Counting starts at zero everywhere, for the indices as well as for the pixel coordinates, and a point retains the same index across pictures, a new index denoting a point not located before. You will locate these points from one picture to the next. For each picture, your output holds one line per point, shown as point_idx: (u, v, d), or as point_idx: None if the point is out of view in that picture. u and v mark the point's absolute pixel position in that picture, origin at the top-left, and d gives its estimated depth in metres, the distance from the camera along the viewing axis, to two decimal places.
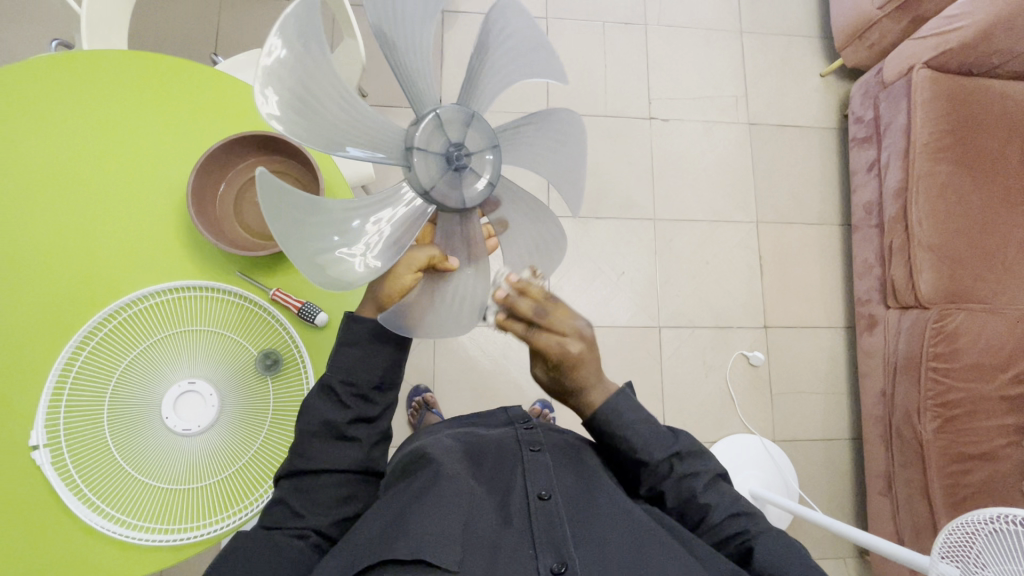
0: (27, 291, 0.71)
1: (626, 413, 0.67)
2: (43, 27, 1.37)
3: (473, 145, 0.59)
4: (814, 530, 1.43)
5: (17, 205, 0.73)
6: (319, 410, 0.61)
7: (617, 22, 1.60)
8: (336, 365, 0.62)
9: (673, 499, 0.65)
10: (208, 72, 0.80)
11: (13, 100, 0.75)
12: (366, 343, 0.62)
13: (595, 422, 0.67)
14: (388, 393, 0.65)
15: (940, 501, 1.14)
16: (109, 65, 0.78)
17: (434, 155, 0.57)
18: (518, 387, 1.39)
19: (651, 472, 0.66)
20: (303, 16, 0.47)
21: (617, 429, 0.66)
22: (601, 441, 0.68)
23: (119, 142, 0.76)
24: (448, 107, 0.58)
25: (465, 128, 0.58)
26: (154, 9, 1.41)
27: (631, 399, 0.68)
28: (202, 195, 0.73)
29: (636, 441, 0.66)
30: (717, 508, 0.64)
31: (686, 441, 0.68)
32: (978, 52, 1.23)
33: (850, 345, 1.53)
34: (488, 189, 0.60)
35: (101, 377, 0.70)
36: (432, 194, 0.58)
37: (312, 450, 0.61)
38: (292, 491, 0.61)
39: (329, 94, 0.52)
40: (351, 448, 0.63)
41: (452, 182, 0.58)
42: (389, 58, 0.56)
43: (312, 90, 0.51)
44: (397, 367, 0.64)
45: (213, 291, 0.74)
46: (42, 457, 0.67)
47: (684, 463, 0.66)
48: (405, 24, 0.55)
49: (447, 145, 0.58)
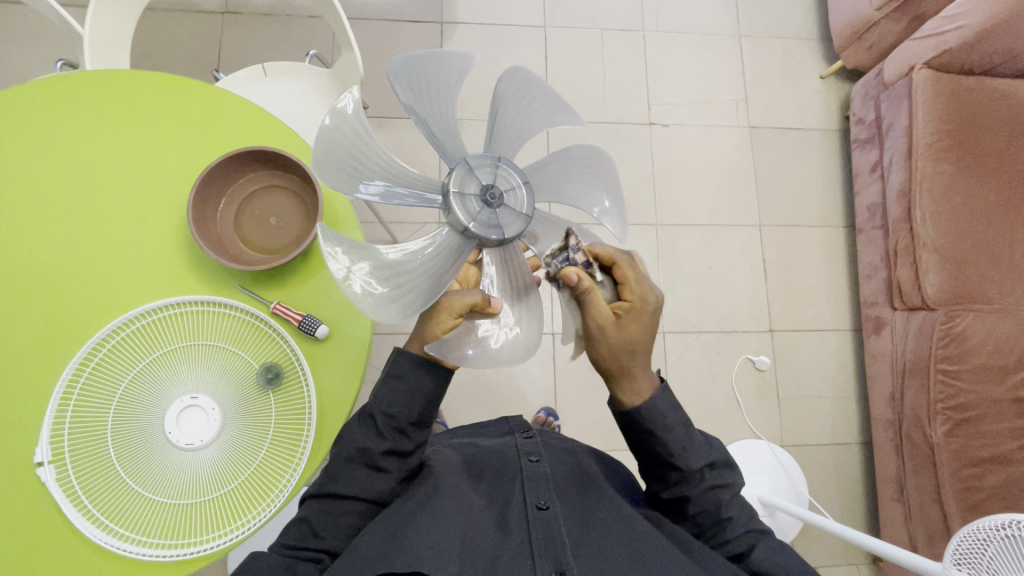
0: (32, 308, 0.72)
1: (668, 414, 0.64)
2: (49, 47, 1.40)
3: (503, 185, 0.58)
4: (825, 536, 1.41)
5: (24, 225, 0.74)
6: (358, 438, 0.63)
7: (615, 29, 1.61)
8: (380, 397, 0.64)
9: (696, 506, 0.64)
10: (206, 89, 0.82)
11: (20, 123, 0.76)
12: (409, 379, 0.63)
13: (638, 416, 0.63)
14: (423, 431, 0.66)
15: (953, 506, 1.12)
16: (111, 86, 0.79)
17: (471, 196, 0.57)
18: (523, 395, 1.38)
19: (684, 480, 0.64)
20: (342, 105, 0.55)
21: (656, 428, 0.63)
22: (635, 441, 0.65)
23: (122, 161, 0.77)
24: (473, 155, 0.59)
25: (494, 172, 0.59)
26: (159, 27, 1.43)
27: (674, 402, 0.65)
28: (202, 212, 0.74)
29: (674, 446, 0.64)
30: (736, 524, 0.63)
31: (720, 452, 0.66)
32: (979, 51, 1.22)
33: (857, 348, 1.51)
34: (526, 220, 0.59)
35: (104, 393, 0.70)
36: (472, 231, 0.57)
37: (343, 475, 0.63)
38: (317, 510, 0.62)
39: (372, 161, 0.57)
40: (382, 480, 0.63)
41: (490, 219, 0.57)
42: (421, 123, 0.59)
43: (359, 159, 0.56)
44: (435, 405, 0.65)
45: (214, 305, 0.75)
46: (47, 474, 0.68)
47: (715, 475, 0.64)
48: (438, 92, 0.59)
49: (481, 187, 0.58)
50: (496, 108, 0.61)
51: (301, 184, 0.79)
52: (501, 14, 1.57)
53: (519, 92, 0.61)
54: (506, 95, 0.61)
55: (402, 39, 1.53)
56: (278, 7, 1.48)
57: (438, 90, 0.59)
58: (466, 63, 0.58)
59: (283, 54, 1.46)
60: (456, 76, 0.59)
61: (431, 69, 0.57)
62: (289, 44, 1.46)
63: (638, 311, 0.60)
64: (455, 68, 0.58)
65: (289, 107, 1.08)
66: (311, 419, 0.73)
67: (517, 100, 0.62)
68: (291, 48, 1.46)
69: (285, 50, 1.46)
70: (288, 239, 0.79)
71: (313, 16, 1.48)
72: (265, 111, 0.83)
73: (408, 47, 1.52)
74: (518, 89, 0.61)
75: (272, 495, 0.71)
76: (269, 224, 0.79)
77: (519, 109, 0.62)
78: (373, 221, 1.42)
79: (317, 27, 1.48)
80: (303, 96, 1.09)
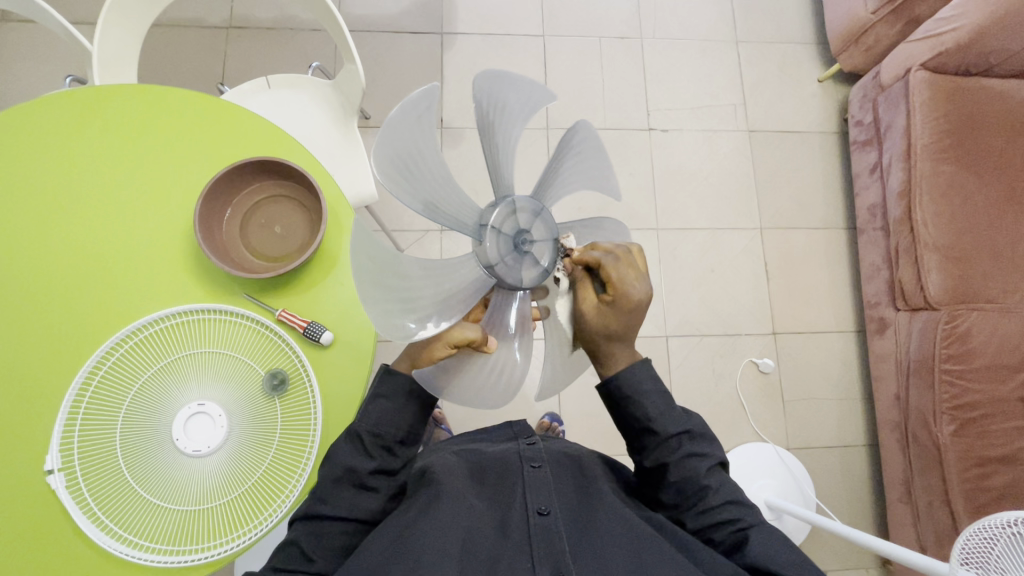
0: (43, 319, 0.74)
1: (644, 382, 0.64)
2: (58, 64, 1.42)
3: (537, 235, 0.59)
4: (833, 540, 1.40)
5: (36, 239, 0.76)
6: (343, 457, 0.63)
7: (613, 37, 1.63)
8: (366, 417, 0.65)
9: (675, 476, 0.64)
10: (212, 102, 0.83)
11: (32, 138, 0.78)
12: (396, 398, 0.66)
13: (615, 382, 0.64)
14: (408, 448, 0.69)
15: (961, 506, 1.11)
16: (120, 100, 0.81)
17: (504, 236, 0.57)
18: (527, 401, 1.39)
19: (659, 445, 0.65)
20: (421, 98, 0.50)
21: (635, 394, 0.64)
22: (615, 408, 0.66)
23: (130, 173, 0.79)
24: (522, 197, 0.59)
25: (533, 219, 0.59)
26: (164, 43, 1.46)
27: (650, 370, 0.65)
28: (209, 221, 0.75)
29: (651, 410, 0.65)
30: (715, 493, 0.63)
31: (697, 422, 0.67)
32: (975, 51, 1.23)
33: (861, 349, 1.51)
34: (546, 274, 0.59)
35: (113, 401, 0.71)
36: (495, 270, 0.57)
37: (335, 496, 0.63)
38: (307, 532, 0.62)
39: (424, 170, 0.54)
40: (370, 498, 0.65)
41: (515, 262, 0.57)
42: (485, 142, 0.58)
43: (418, 150, 0.52)
44: (420, 423, 0.68)
45: (221, 313, 0.76)
46: (57, 482, 0.68)
47: (692, 444, 0.65)
48: (497, 117, 0.58)
49: (516, 228, 0.58)
50: (560, 154, 0.64)
51: (306, 193, 0.81)
52: (501, 24, 1.60)
53: (576, 145, 0.64)
54: (566, 146, 0.64)
55: (404, 50, 1.55)
56: (281, 21, 1.51)
57: (511, 114, 0.60)
58: (545, 99, 0.61)
59: (287, 66, 1.48)
60: (530, 108, 0.61)
61: (515, 91, 0.58)
62: (292, 57, 1.49)
63: (632, 307, 0.57)
64: (530, 101, 0.60)
65: (293, 118, 1.10)
66: (317, 425, 0.74)
67: (574, 154, 0.64)
68: (294, 60, 1.48)
69: (288, 63, 1.48)
70: (293, 247, 0.80)
71: (316, 29, 1.50)
72: (269, 122, 0.84)
73: (409, 58, 1.54)
74: (577, 143, 0.64)
75: (279, 501, 0.72)
76: (273, 233, 0.80)
77: (573, 159, 0.64)
78: (376, 230, 1.43)
79: (320, 39, 1.50)
80: (306, 108, 1.10)
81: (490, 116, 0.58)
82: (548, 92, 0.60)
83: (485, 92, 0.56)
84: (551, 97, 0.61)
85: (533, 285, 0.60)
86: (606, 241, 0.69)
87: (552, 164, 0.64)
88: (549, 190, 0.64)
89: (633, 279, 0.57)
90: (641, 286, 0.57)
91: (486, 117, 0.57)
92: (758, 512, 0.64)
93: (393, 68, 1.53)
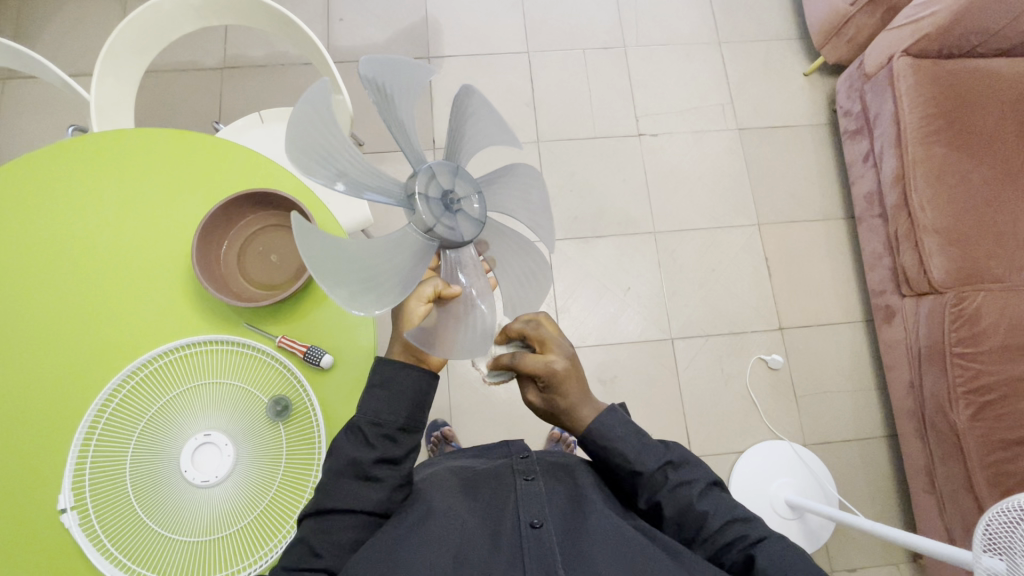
0: (53, 360, 0.76)
1: (617, 427, 0.66)
2: (61, 116, 1.47)
3: (462, 192, 0.60)
4: (858, 537, 1.36)
5: (41, 283, 0.78)
6: (347, 449, 0.64)
7: (597, 48, 1.66)
8: (365, 408, 0.65)
9: (672, 509, 0.64)
10: (207, 140, 0.86)
11: (37, 184, 0.81)
12: (394, 384, 0.65)
13: (586, 439, 0.66)
14: (412, 436, 0.68)
15: (986, 493, 1.08)
16: (119, 144, 0.84)
17: (433, 199, 0.58)
18: (535, 415, 1.38)
19: (647, 483, 0.65)
20: (315, 94, 0.51)
21: (608, 442, 0.65)
22: (594, 460, 0.67)
23: (129, 212, 0.81)
24: (437, 161, 0.60)
25: (453, 177, 0.60)
26: (162, 87, 1.51)
27: (622, 415, 0.67)
28: (206, 255, 0.77)
29: (627, 452, 0.65)
30: (714, 515, 0.63)
31: (676, 451, 0.67)
32: (956, 33, 1.23)
33: (872, 338, 1.48)
34: (481, 225, 0.61)
35: (122, 435, 0.72)
36: (436, 233, 0.58)
37: (337, 489, 0.63)
38: (315, 529, 0.62)
39: (343, 159, 0.55)
40: (373, 488, 0.64)
41: (452, 221, 0.58)
42: (390, 124, 0.59)
43: (330, 139, 0.53)
44: (421, 408, 0.67)
45: (223, 343, 0.77)
46: (70, 520, 0.69)
47: (678, 472, 0.66)
48: (392, 96, 0.59)
49: (442, 191, 0.58)
50: (456, 123, 0.64)
51: None
52: (485, 43, 1.63)
53: (474, 109, 0.64)
54: (461, 110, 0.64)
55: None
56: (272, 58, 1.56)
57: (405, 95, 0.60)
58: (427, 75, 0.61)
59: (281, 101, 1.52)
60: (419, 82, 0.61)
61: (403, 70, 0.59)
62: (285, 92, 1.53)
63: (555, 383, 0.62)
64: (419, 78, 0.60)
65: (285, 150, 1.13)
66: (321, 449, 0.74)
67: (471, 117, 0.64)
68: (288, 95, 1.53)
69: (282, 97, 1.53)
70: (289, 274, 0.81)
71: (306, 63, 1.55)
72: (262, 156, 0.87)
73: None
74: (474, 107, 0.64)
75: (288, 526, 0.72)
76: (269, 261, 0.82)
77: (470, 123, 0.64)
78: None
79: (311, 73, 1.55)
80: None
81: (390, 99, 0.58)
82: (424, 64, 0.60)
83: (375, 74, 0.56)
84: (429, 68, 0.61)
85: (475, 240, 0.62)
86: (525, 193, 0.67)
87: (451, 128, 0.64)
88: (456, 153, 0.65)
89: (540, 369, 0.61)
90: (555, 362, 0.61)
91: (383, 100, 0.58)
92: (761, 524, 0.63)
93: None
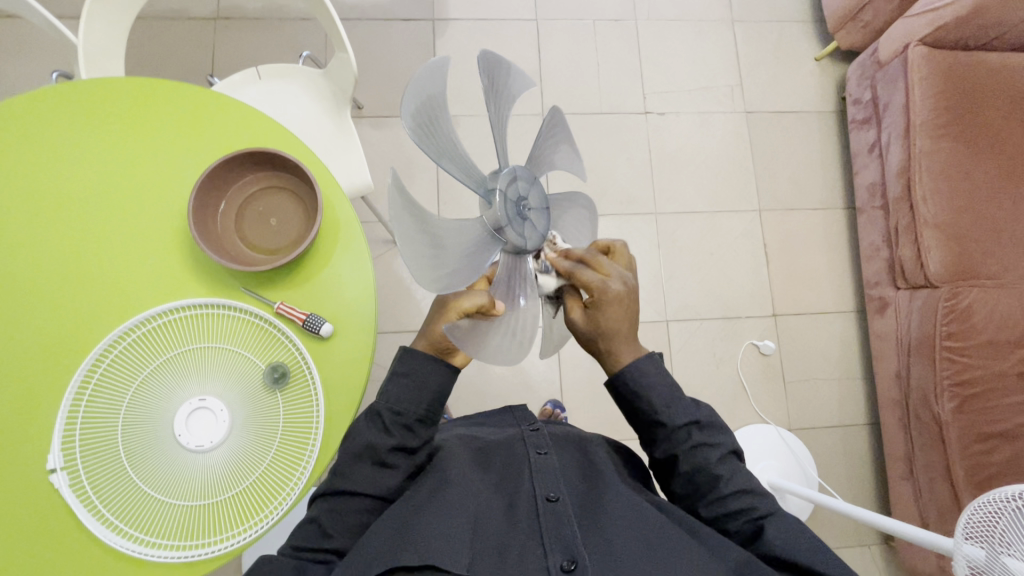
0: (37, 318, 0.73)
1: (653, 375, 0.64)
2: (43, 60, 1.40)
3: (534, 202, 0.61)
4: (835, 519, 1.41)
5: (25, 236, 0.74)
6: (364, 434, 0.64)
7: (607, 19, 1.61)
8: (386, 394, 0.65)
9: (687, 464, 0.63)
10: (203, 93, 0.82)
11: (21, 131, 0.77)
12: (416, 374, 0.64)
13: (620, 380, 0.64)
14: (429, 427, 0.66)
15: (962, 482, 1.12)
16: (109, 92, 0.80)
17: (510, 199, 0.58)
18: (529, 389, 1.39)
19: (668, 435, 0.64)
20: (435, 66, 0.51)
21: (639, 388, 0.63)
22: (620, 404, 0.65)
23: (118, 165, 0.77)
24: (519, 167, 0.61)
25: (529, 188, 0.61)
26: (151, 35, 1.43)
27: (658, 364, 0.65)
28: (203, 212, 0.74)
29: (656, 402, 0.64)
30: (727, 481, 0.62)
31: (705, 412, 0.66)
32: (974, 26, 1.22)
33: (861, 328, 1.50)
34: (543, 239, 0.62)
35: (113, 396, 0.71)
36: (505, 232, 0.57)
37: (351, 472, 0.63)
38: (326, 510, 0.63)
39: (442, 134, 0.55)
40: (389, 475, 0.64)
41: (521, 225, 0.58)
42: (492, 114, 0.60)
43: (436, 104, 0.53)
44: (440, 402, 0.66)
45: (219, 307, 0.75)
46: (60, 480, 0.68)
47: (702, 433, 0.64)
48: (495, 92, 0.60)
49: (518, 195, 0.59)
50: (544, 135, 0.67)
51: (301, 184, 0.79)
52: (493, 8, 1.57)
53: (558, 132, 0.69)
54: (549, 127, 0.67)
55: (395, 39, 1.53)
56: (268, 11, 1.48)
57: (502, 95, 0.62)
58: (524, 88, 0.66)
59: (277, 57, 1.46)
60: (518, 91, 0.66)
61: (510, 74, 0.62)
62: (282, 47, 1.46)
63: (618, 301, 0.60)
64: (516, 86, 0.64)
65: (284, 109, 1.08)
66: (319, 418, 0.73)
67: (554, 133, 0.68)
68: (285, 51, 1.46)
69: (278, 53, 1.46)
70: (289, 238, 0.79)
71: (305, 18, 1.48)
72: (261, 114, 0.83)
73: (401, 46, 1.52)
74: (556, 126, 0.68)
75: (284, 494, 0.71)
76: (269, 224, 0.79)
77: (554, 140, 0.68)
78: (373, 222, 1.43)
79: (310, 29, 1.48)
80: (298, 98, 1.09)
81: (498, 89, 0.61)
82: (523, 74, 0.64)
83: (486, 68, 0.57)
84: (526, 79, 0.65)
85: (535, 249, 0.62)
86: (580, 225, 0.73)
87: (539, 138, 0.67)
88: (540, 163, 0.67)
89: (609, 273, 0.60)
90: (617, 278, 0.60)
91: (494, 90, 0.60)
92: (770, 498, 0.63)
93: (386, 56, 1.51)
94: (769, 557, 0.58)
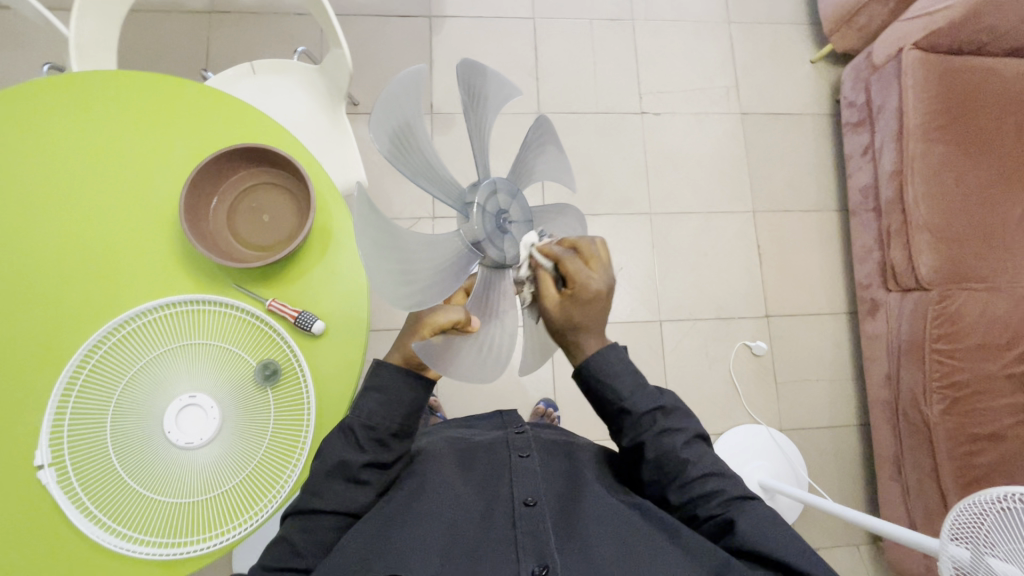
0: (25, 314, 0.72)
1: (616, 363, 0.63)
2: (36, 52, 1.38)
3: (516, 215, 0.61)
4: (824, 520, 1.42)
5: (14, 231, 0.74)
6: (338, 450, 0.63)
7: (604, 18, 1.61)
8: (360, 409, 0.64)
9: (653, 453, 0.63)
10: (196, 88, 0.81)
11: (11, 124, 0.76)
12: (391, 388, 0.64)
13: (586, 369, 0.62)
14: (404, 441, 0.67)
15: (950, 483, 1.13)
16: (101, 86, 0.79)
17: (489, 213, 0.58)
18: (522, 388, 1.39)
19: (634, 423, 0.64)
20: (410, 77, 0.51)
21: (604, 377, 0.62)
22: (586, 393, 0.65)
23: (108, 160, 0.77)
24: (500, 180, 0.60)
25: (511, 201, 0.61)
26: (145, 27, 1.42)
27: (621, 353, 0.64)
28: (194, 207, 0.73)
29: (621, 390, 0.63)
30: (694, 466, 0.62)
31: (670, 398, 0.66)
32: (967, 31, 1.23)
33: (853, 329, 1.52)
34: (524, 252, 0.61)
35: (102, 392, 0.70)
36: (483, 247, 0.57)
37: (324, 490, 0.62)
38: (298, 528, 0.61)
39: (416, 148, 0.54)
40: (362, 491, 0.63)
41: (500, 240, 0.58)
42: (472, 126, 0.59)
43: (412, 124, 0.53)
44: (416, 415, 0.66)
45: (210, 304, 0.74)
46: (47, 477, 0.68)
47: (666, 419, 0.65)
48: (474, 103, 0.60)
49: (498, 208, 0.59)
50: (528, 145, 0.66)
51: (293, 180, 0.79)
52: (490, 6, 1.57)
53: (545, 141, 0.69)
54: (534, 137, 0.67)
55: (391, 35, 1.52)
56: (264, 5, 1.47)
57: (483, 105, 0.61)
58: (511, 96, 0.65)
59: (273, 51, 1.45)
60: (505, 100, 0.65)
61: (493, 85, 0.62)
62: (278, 42, 1.45)
63: (598, 300, 0.58)
64: (501, 96, 0.63)
65: (277, 104, 1.08)
66: (310, 416, 0.73)
67: (539, 143, 0.67)
68: (280, 46, 1.45)
69: (274, 48, 1.45)
70: (281, 235, 0.78)
71: (301, 13, 1.47)
72: (255, 109, 0.82)
73: (398, 42, 1.52)
74: (541, 137, 0.68)
75: (274, 493, 0.71)
76: (262, 221, 0.78)
77: (539, 150, 0.68)
78: None
79: (305, 24, 1.47)
80: (292, 93, 1.08)
81: (480, 102, 0.61)
82: (511, 85, 0.64)
83: (465, 80, 0.57)
84: (513, 90, 0.65)
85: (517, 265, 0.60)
86: (567, 232, 0.72)
87: (524, 149, 0.66)
88: (522, 175, 0.67)
89: (598, 270, 0.59)
90: (606, 277, 0.59)
91: (473, 102, 0.59)
92: (738, 480, 0.63)
93: (381, 52, 1.50)
94: (740, 548, 0.57)
